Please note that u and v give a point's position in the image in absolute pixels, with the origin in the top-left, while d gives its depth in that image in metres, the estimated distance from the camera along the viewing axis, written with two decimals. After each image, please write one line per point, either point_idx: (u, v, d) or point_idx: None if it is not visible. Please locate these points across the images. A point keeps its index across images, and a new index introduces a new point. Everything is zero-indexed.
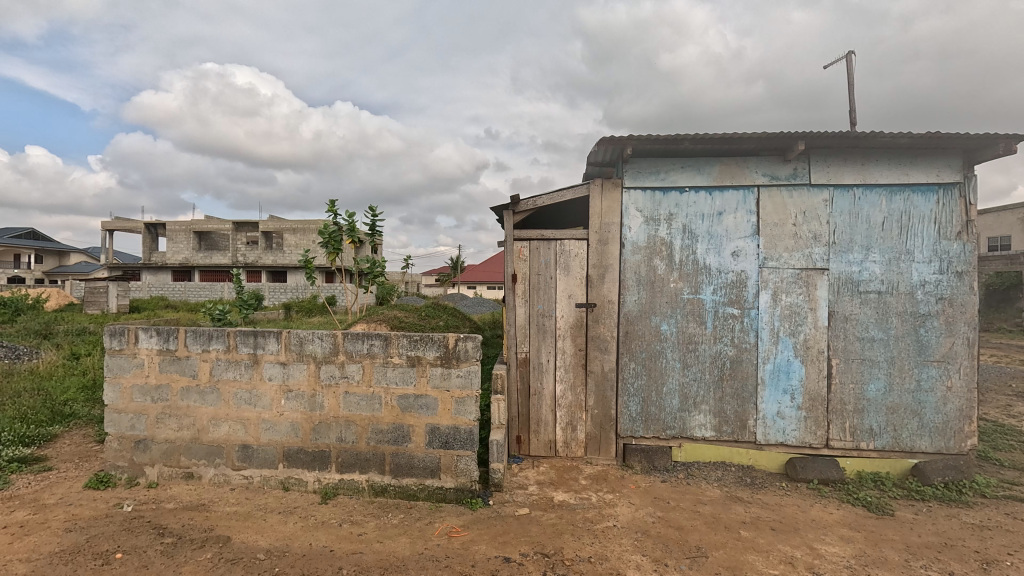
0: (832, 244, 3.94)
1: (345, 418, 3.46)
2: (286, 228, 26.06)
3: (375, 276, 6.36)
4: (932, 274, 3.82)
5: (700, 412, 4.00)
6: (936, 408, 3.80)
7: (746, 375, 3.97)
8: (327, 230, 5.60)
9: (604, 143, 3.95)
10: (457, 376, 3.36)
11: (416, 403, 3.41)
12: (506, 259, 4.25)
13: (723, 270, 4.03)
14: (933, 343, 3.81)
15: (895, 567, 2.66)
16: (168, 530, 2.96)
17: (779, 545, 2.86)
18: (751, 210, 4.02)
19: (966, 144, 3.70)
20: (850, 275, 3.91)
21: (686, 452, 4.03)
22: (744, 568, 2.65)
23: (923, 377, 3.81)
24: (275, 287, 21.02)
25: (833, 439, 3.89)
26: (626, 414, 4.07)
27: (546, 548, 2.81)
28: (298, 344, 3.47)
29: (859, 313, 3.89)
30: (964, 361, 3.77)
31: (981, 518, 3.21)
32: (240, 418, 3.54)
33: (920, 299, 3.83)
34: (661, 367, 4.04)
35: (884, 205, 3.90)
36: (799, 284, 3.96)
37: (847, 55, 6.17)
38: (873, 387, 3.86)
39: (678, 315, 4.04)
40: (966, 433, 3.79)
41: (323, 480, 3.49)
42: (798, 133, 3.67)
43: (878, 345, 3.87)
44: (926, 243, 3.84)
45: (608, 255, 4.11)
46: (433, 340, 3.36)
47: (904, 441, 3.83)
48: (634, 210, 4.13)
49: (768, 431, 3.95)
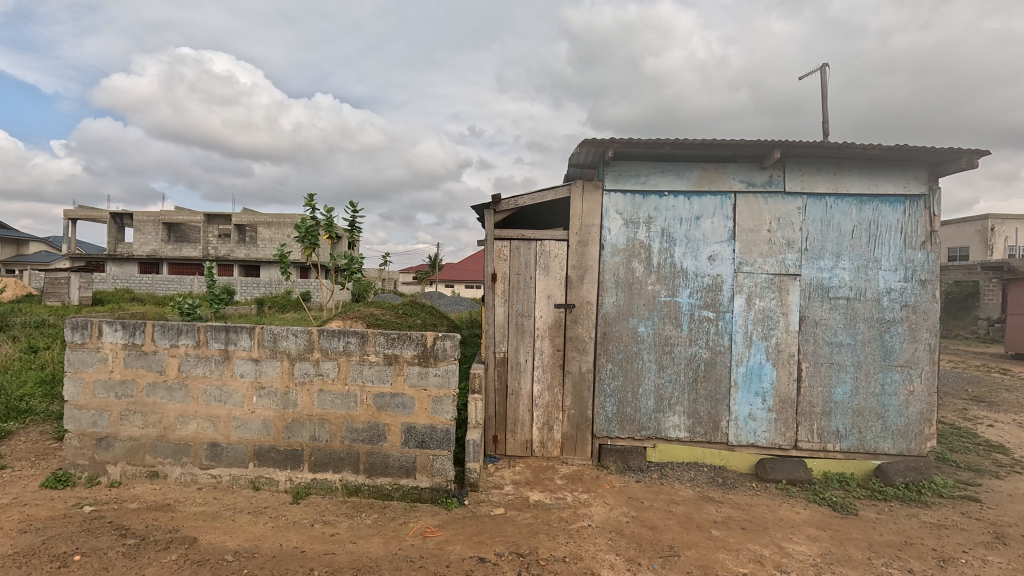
0: (804, 251, 4.04)
1: (319, 416, 3.40)
2: (260, 222, 25.54)
3: (352, 272, 6.28)
4: (898, 281, 3.96)
5: (674, 413, 4.06)
6: (899, 411, 3.94)
7: (719, 378, 4.05)
8: (304, 224, 5.48)
9: (586, 145, 3.96)
10: (435, 374, 3.33)
11: (393, 402, 3.36)
12: (486, 258, 4.22)
13: (699, 274, 4.09)
14: (897, 349, 3.95)
15: (859, 564, 2.74)
16: (131, 530, 2.86)
17: (749, 544, 2.92)
18: (728, 215, 4.10)
19: (932, 158, 3.85)
20: (821, 281, 4.02)
21: (661, 453, 4.09)
22: (715, 567, 2.69)
23: (888, 381, 3.94)
24: (248, 283, 20.50)
25: (801, 441, 3.99)
26: (602, 414, 4.10)
27: (521, 547, 2.81)
28: (272, 340, 3.38)
29: (828, 319, 4.01)
30: (926, 367, 3.91)
31: (938, 517, 3.34)
32: (209, 415, 3.44)
33: (886, 306, 3.97)
34: (638, 368, 4.08)
35: (854, 214, 4.02)
36: (772, 289, 4.05)
37: (823, 66, 6.38)
38: (840, 391, 3.97)
39: (655, 318, 4.10)
40: (926, 435, 3.92)
41: (294, 479, 3.42)
42: (775, 142, 3.76)
43: (846, 349, 3.98)
44: (893, 252, 3.98)
45: (588, 256, 4.14)
46: (411, 338, 3.33)
47: (868, 443, 3.95)
48: (614, 213, 4.16)
49: (739, 432, 4.03)
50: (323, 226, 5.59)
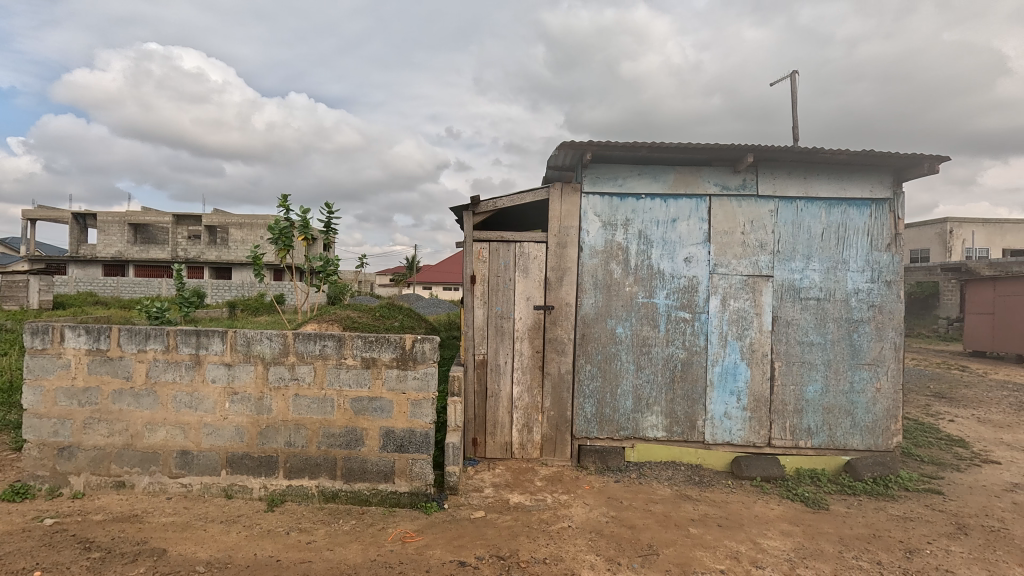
0: (776, 252, 4.14)
1: (294, 422, 3.33)
2: (232, 223, 24.95)
3: (327, 275, 6.17)
4: (865, 282, 4.10)
5: (652, 413, 4.11)
6: (867, 408, 4.06)
7: (696, 377, 4.11)
8: (278, 226, 5.36)
9: (564, 148, 3.99)
10: (414, 377, 3.30)
11: (370, 406, 3.32)
12: (465, 260, 4.20)
13: (676, 275, 4.16)
14: (865, 348, 4.07)
15: (830, 558, 2.81)
16: (95, 543, 2.75)
17: (725, 541, 2.97)
18: (704, 217, 4.17)
19: (896, 163, 4.00)
20: (792, 282, 4.12)
21: (639, 453, 4.13)
22: (693, 564, 2.73)
23: (856, 379, 4.07)
24: (220, 284, 20.08)
25: (774, 438, 4.08)
26: (581, 415, 4.12)
27: (501, 550, 2.80)
28: (245, 344, 3.30)
29: (799, 319, 4.11)
30: (892, 365, 4.05)
31: (904, 510, 3.46)
32: (179, 422, 3.33)
33: (854, 306, 4.10)
34: (616, 369, 4.12)
35: (824, 217, 4.14)
36: (745, 290, 4.14)
37: (792, 74, 6.57)
38: (811, 389, 4.08)
39: (633, 318, 4.14)
40: (892, 431, 4.06)
41: (269, 486, 3.33)
42: (748, 146, 3.85)
43: (816, 348, 4.09)
44: (860, 254, 4.11)
45: (566, 258, 4.16)
46: (389, 341, 3.29)
47: (838, 439, 4.07)
48: (593, 215, 4.19)
49: (715, 431, 4.10)
50: (297, 227, 5.48)
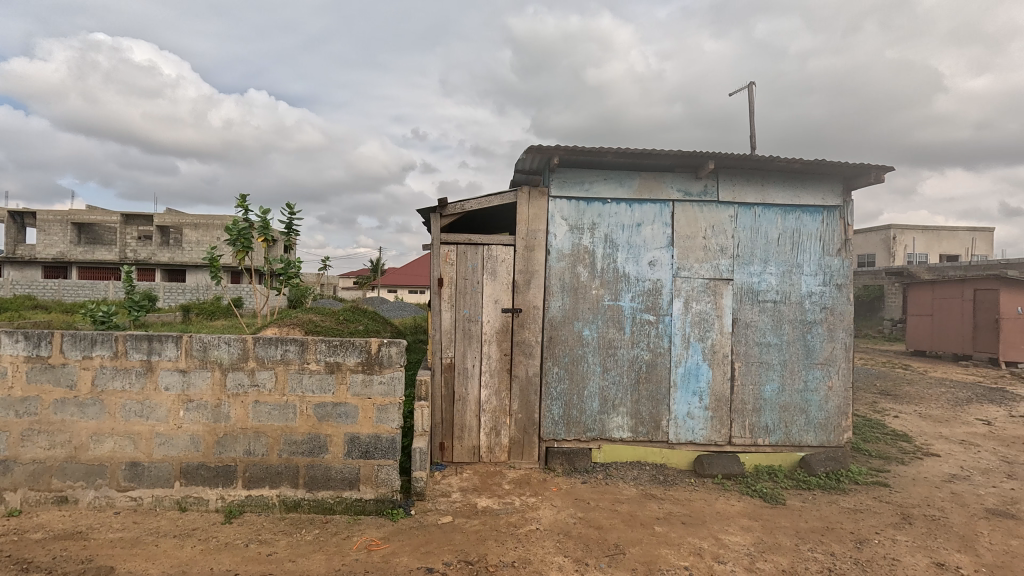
0: (736, 256, 4.28)
1: (254, 430, 3.21)
2: (186, 223, 23.95)
3: (289, 277, 6.00)
4: (818, 285, 4.29)
5: (618, 414, 4.17)
6: (820, 406, 4.25)
7: (660, 378, 4.20)
8: (236, 226, 5.17)
9: (532, 152, 4.01)
10: (380, 382, 3.24)
11: (335, 411, 3.24)
12: (433, 263, 4.17)
13: (641, 278, 4.24)
14: (818, 348, 4.26)
15: (787, 551, 2.92)
16: (34, 564, 2.57)
17: (689, 538, 3.04)
18: (667, 222, 4.28)
19: (846, 172, 4.20)
20: (751, 285, 4.27)
21: (605, 454, 4.18)
22: (658, 562, 2.78)
23: (810, 378, 4.25)
24: (173, 287, 19.21)
25: (735, 436, 4.21)
26: (548, 417, 4.14)
27: (469, 555, 2.78)
28: (201, 349, 3.17)
29: (757, 321, 4.26)
30: (842, 364, 4.25)
31: (854, 503, 3.63)
32: (128, 432, 3.16)
33: (808, 308, 4.28)
34: (583, 371, 4.16)
35: (780, 223, 4.32)
36: (707, 293, 4.26)
37: (750, 85, 6.83)
38: (769, 388, 4.23)
39: (599, 321, 4.20)
40: (843, 427, 4.26)
41: (226, 498, 3.20)
42: (709, 153, 3.97)
43: (773, 349, 4.25)
44: (813, 258, 4.30)
45: (534, 261, 4.18)
46: (354, 345, 3.22)
47: (794, 436, 4.23)
48: (560, 218, 4.23)
49: (679, 430, 4.20)
50: (257, 228, 5.30)
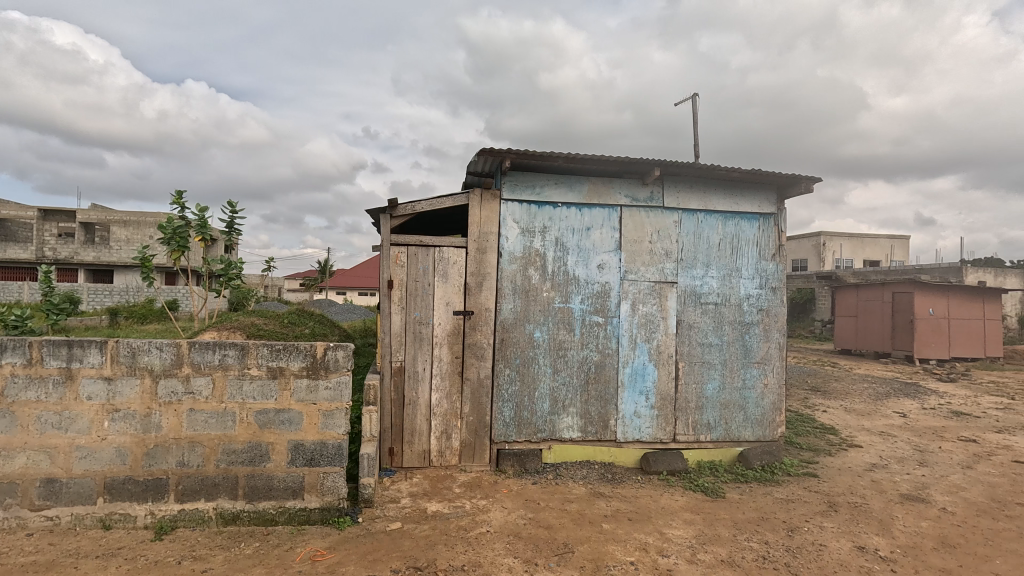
0: (680, 260, 4.45)
1: (188, 439, 3.04)
2: (114, 220, 22.35)
3: (229, 279, 5.71)
4: (755, 288, 4.53)
5: (568, 415, 4.24)
6: (757, 403, 4.48)
7: (608, 379, 4.31)
8: (171, 225, 4.87)
9: (484, 154, 4.02)
10: (326, 387, 3.15)
11: (277, 418, 3.11)
12: (382, 264, 4.09)
13: (590, 281, 4.33)
14: (755, 347, 4.49)
15: (726, 542, 3.06)
16: None
17: (635, 534, 3.13)
18: (615, 227, 4.39)
19: (780, 182, 4.46)
20: (694, 288, 4.45)
21: (555, 454, 4.24)
22: (605, 558, 2.85)
23: (748, 376, 4.47)
24: (99, 288, 17.91)
25: (679, 434, 4.37)
26: (500, 419, 4.15)
27: (418, 561, 2.74)
28: (129, 356, 2.96)
29: (699, 322, 4.45)
30: (776, 362, 4.51)
31: (787, 493, 3.85)
32: (44, 447, 2.92)
33: (746, 309, 4.51)
34: (533, 372, 4.20)
35: (720, 229, 4.52)
36: (653, 295, 4.41)
37: (693, 97, 7.13)
38: (710, 386, 4.42)
39: (550, 323, 4.25)
40: (777, 422, 4.51)
41: (156, 513, 3.01)
42: (655, 161, 4.11)
43: (714, 349, 4.45)
44: (750, 263, 4.54)
45: (486, 264, 4.19)
46: (299, 349, 3.11)
47: (733, 432, 4.44)
48: (511, 221, 4.26)
49: (626, 429, 4.31)
50: (194, 227, 5.02)
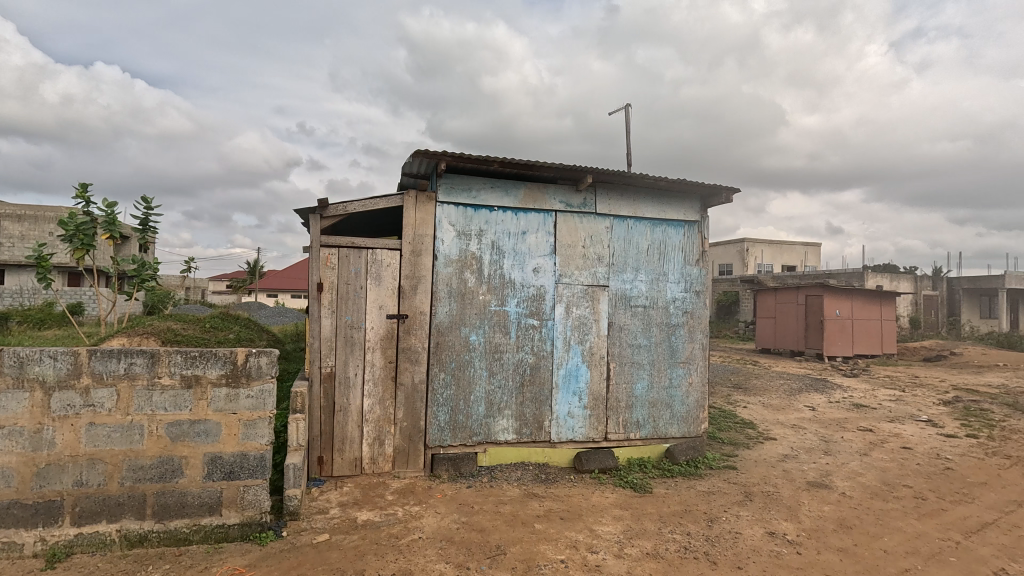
0: (612, 265, 4.61)
1: (88, 456, 2.78)
2: (7, 214, 20.09)
3: (143, 280, 5.30)
4: (680, 292, 4.77)
5: (503, 417, 4.26)
6: (682, 401, 4.71)
7: (543, 380, 4.38)
8: (74, 221, 4.45)
9: (418, 156, 3.97)
10: (247, 396, 2.99)
11: (192, 430, 2.91)
12: (312, 266, 3.94)
13: (525, 285, 4.39)
14: (681, 348, 4.73)
15: (651, 535, 3.20)
16: None
17: (566, 532, 3.20)
18: (550, 231, 4.48)
19: (703, 192, 4.73)
20: (624, 291, 4.62)
21: (491, 457, 4.25)
22: (537, 558, 2.89)
23: (674, 376, 4.69)
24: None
25: (610, 432, 4.51)
26: (434, 424, 4.11)
27: (346, 572, 2.66)
28: (16, 366, 2.68)
29: (630, 324, 4.62)
30: (700, 362, 4.77)
31: (709, 486, 4.08)
32: None
33: (672, 312, 4.74)
34: (469, 376, 4.20)
35: (649, 235, 4.73)
36: (586, 299, 4.53)
37: (626, 107, 7.42)
38: (639, 386, 4.61)
39: (485, 326, 4.26)
40: (701, 418, 4.77)
41: (49, 539, 2.73)
42: (587, 168, 4.23)
43: (643, 350, 4.64)
44: (676, 267, 4.77)
45: (421, 266, 4.14)
46: (217, 356, 2.94)
47: (661, 429, 4.64)
48: (447, 224, 4.23)
49: (560, 429, 4.40)
50: (102, 224, 4.62)
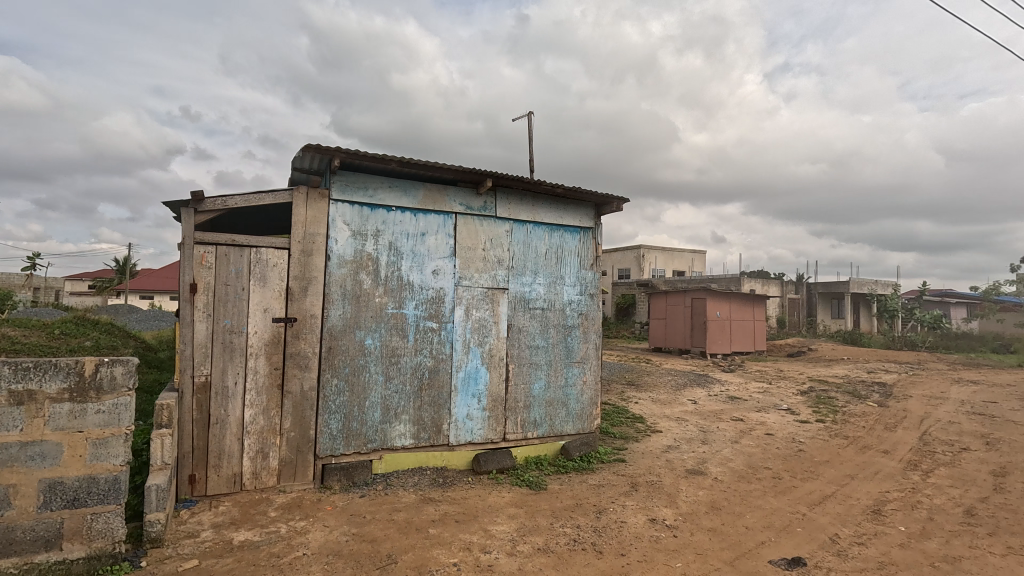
0: (511, 268, 4.69)
1: None
2: None
3: None
4: (576, 294, 4.98)
5: (400, 422, 4.16)
6: (577, 399, 4.92)
7: (442, 384, 4.34)
8: None
9: (309, 150, 3.76)
10: (96, 412, 2.64)
11: (23, 454, 2.51)
12: (183, 266, 3.57)
13: (424, 287, 4.33)
14: (576, 348, 4.93)
15: (543, 530, 3.30)
16: None
17: (460, 535, 3.20)
18: (450, 233, 4.46)
19: (596, 200, 4.98)
20: (523, 294, 4.73)
21: (386, 464, 4.13)
22: (429, 564, 2.85)
23: (570, 375, 4.88)
24: None
25: (508, 432, 4.58)
26: (325, 432, 3.91)
27: None
28: None
29: (528, 326, 4.74)
30: (593, 361, 5.01)
31: (600, 479, 4.29)
32: None
33: (568, 314, 4.93)
34: (364, 381, 4.05)
35: (547, 239, 4.88)
36: (485, 301, 4.57)
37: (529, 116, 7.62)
38: (537, 386, 4.73)
39: (382, 329, 4.14)
40: (594, 415, 5.01)
41: None
42: (487, 171, 4.28)
43: (541, 351, 4.77)
44: (572, 271, 4.98)
45: (312, 267, 3.92)
46: (58, 367, 2.57)
47: (557, 427, 4.80)
48: (341, 223, 4.05)
49: (459, 432, 4.39)
50: None
